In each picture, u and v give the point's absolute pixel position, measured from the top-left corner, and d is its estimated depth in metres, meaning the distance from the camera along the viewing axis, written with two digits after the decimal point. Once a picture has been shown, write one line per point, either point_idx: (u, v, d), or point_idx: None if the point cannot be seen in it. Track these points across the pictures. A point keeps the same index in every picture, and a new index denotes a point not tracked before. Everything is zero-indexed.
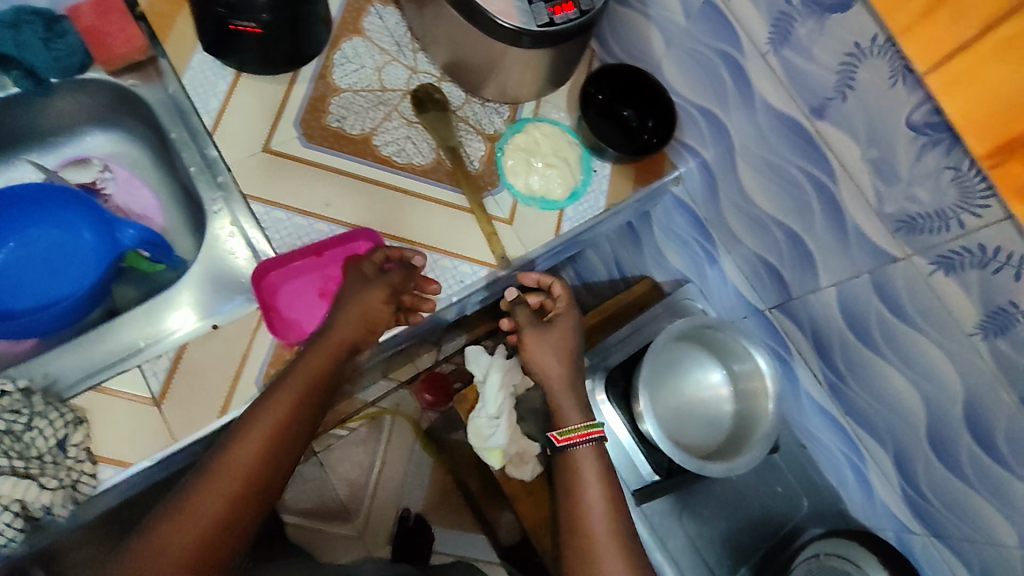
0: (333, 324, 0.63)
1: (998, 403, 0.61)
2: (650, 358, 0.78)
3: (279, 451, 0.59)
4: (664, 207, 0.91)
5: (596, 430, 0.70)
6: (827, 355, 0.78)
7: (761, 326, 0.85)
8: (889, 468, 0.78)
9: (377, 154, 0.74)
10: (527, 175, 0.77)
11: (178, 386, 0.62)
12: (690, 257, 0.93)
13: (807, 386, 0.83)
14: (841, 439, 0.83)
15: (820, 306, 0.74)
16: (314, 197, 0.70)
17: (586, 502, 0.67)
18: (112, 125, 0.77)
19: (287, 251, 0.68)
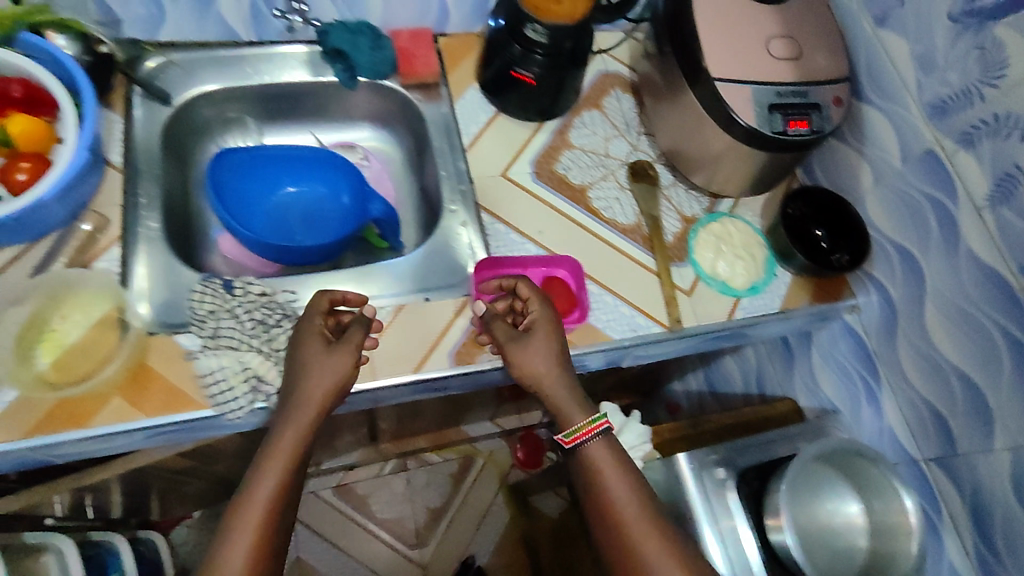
0: (305, 397, 0.62)
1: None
2: (794, 469, 0.77)
3: (276, 530, 0.58)
4: (830, 333, 0.92)
5: (601, 424, 0.68)
6: (986, 527, 0.73)
7: (914, 479, 0.82)
8: None
9: (588, 204, 0.84)
10: (713, 258, 0.83)
11: (388, 335, 0.72)
12: (845, 388, 0.92)
13: (952, 557, 0.77)
14: None
15: (989, 470, 0.72)
16: (530, 222, 0.81)
17: (612, 496, 0.66)
18: (383, 125, 0.94)
19: (497, 257, 0.78)
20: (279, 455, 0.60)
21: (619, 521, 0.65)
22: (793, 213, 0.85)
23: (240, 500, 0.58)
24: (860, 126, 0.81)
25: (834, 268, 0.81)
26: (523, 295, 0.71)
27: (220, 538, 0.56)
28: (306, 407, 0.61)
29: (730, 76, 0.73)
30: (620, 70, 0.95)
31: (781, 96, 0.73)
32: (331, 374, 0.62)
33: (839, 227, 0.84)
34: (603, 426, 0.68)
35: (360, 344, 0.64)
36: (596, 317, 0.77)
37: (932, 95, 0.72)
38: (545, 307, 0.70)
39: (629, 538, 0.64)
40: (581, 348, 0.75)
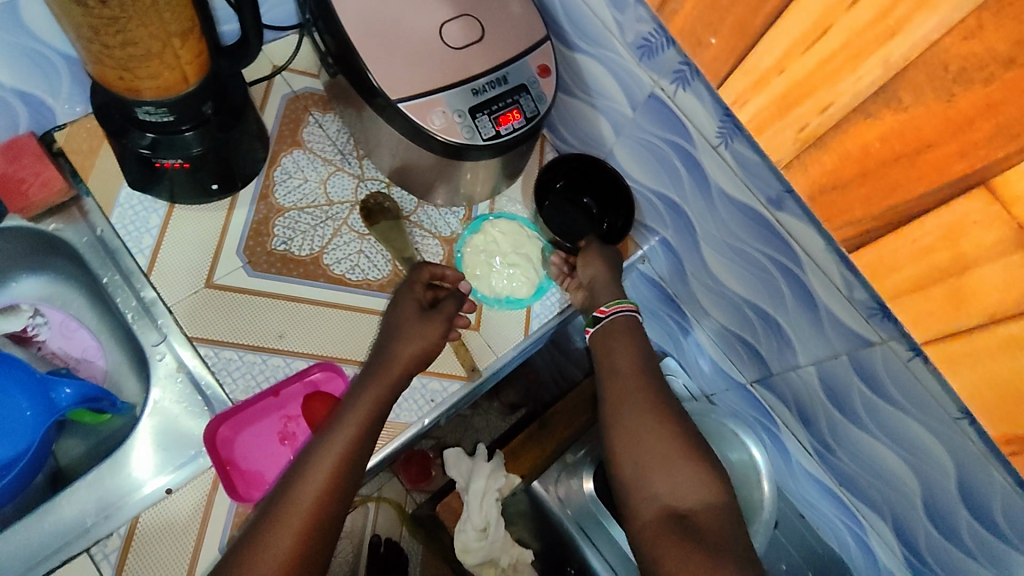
0: (390, 357, 0.63)
1: (991, 482, 0.59)
2: None
3: (337, 501, 0.55)
4: (634, 287, 0.89)
5: (625, 304, 0.68)
6: (815, 426, 0.76)
7: (751, 400, 0.83)
8: (889, 534, 0.76)
9: (328, 274, 0.70)
10: (488, 276, 0.74)
11: (133, 568, 0.57)
12: (663, 329, 0.90)
13: (799, 457, 0.81)
14: (840, 508, 0.81)
15: (801, 381, 0.73)
16: (266, 329, 0.66)
17: (619, 367, 0.64)
18: (41, 267, 0.72)
19: (243, 396, 0.64)
20: (372, 400, 0.60)
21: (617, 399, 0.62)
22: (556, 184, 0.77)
23: (281, 493, 0.54)
24: (581, 75, 0.71)
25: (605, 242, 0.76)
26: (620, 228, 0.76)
27: (253, 534, 0.52)
28: (378, 384, 0.61)
29: (414, 92, 0.61)
30: (309, 86, 0.78)
31: (479, 94, 0.63)
32: (426, 333, 0.64)
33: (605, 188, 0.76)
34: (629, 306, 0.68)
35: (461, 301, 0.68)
36: None
37: (633, 34, 0.61)
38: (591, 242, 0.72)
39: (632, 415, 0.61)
40: (380, 452, 0.66)
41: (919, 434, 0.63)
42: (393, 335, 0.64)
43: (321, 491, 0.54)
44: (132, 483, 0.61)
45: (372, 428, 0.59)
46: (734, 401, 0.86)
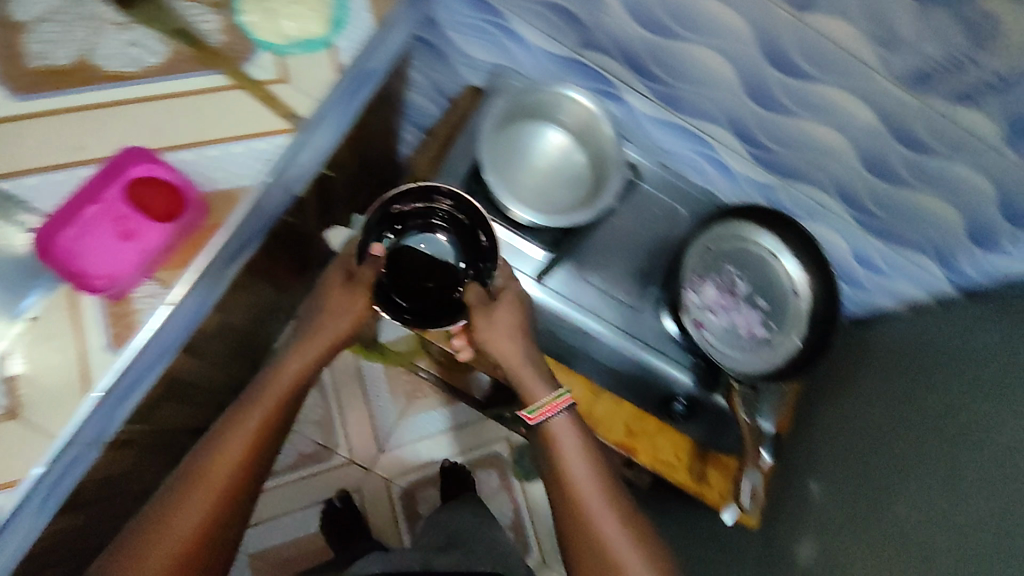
0: (315, 334, 0.73)
1: (779, 24, 0.64)
2: (489, 148, 0.77)
3: (245, 486, 0.64)
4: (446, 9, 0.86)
5: (563, 401, 0.74)
6: (641, 66, 0.80)
7: (588, 69, 0.85)
8: (732, 141, 0.84)
9: (104, 75, 0.66)
10: (275, 24, 0.71)
11: (26, 393, 0.58)
12: (488, 42, 0.89)
13: (638, 106, 0.87)
14: (689, 140, 0.88)
15: (613, 21, 0.75)
16: (64, 144, 0.63)
17: (572, 477, 0.70)
18: None
19: (62, 204, 0.61)
20: (281, 389, 0.69)
21: (586, 532, 0.68)
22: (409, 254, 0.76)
23: (202, 469, 0.62)
24: None
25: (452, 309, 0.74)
26: (502, 271, 0.78)
27: (170, 506, 0.60)
28: (300, 359, 0.72)
29: None
30: None
31: None
32: (342, 320, 0.73)
33: (472, 241, 0.77)
34: (565, 402, 0.74)
35: (371, 280, 0.73)
36: (214, 181, 0.66)
37: None
38: (505, 305, 0.76)
39: (590, 525, 0.68)
40: (231, 218, 0.66)
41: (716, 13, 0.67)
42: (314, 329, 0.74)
43: (235, 469, 0.63)
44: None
45: (273, 423, 0.67)
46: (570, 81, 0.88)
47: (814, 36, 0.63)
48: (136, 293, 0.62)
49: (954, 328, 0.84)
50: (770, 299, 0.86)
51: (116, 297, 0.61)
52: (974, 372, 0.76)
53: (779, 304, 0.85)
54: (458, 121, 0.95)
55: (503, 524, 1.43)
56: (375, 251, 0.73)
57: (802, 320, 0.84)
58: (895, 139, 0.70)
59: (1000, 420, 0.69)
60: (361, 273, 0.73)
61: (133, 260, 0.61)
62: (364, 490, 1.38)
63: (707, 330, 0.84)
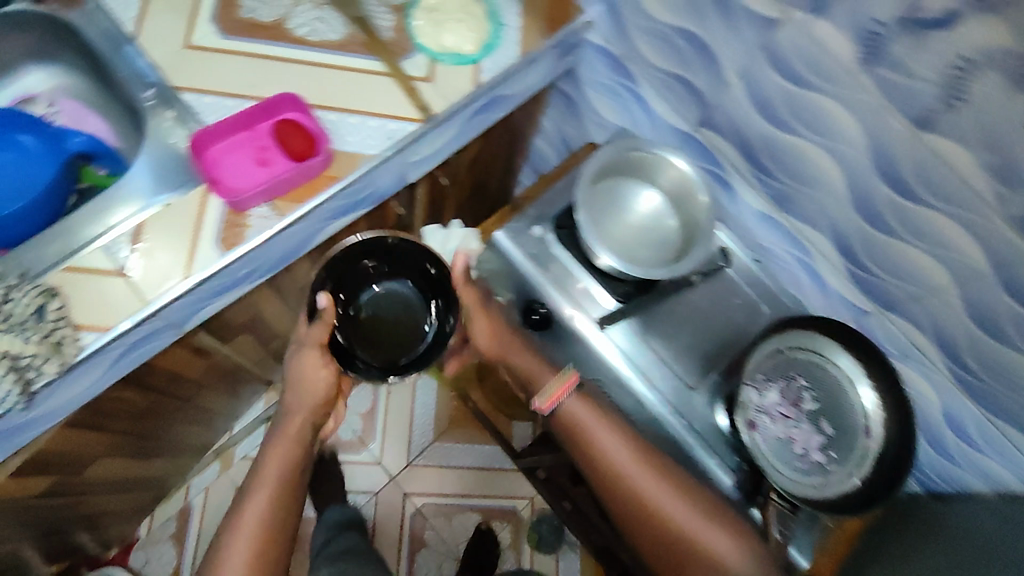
0: (292, 407, 0.76)
1: (895, 136, 0.65)
2: (582, 198, 0.81)
3: (275, 546, 0.71)
4: (605, 64, 0.91)
5: (569, 382, 0.78)
6: (755, 155, 0.81)
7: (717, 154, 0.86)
8: (831, 251, 0.82)
9: (291, 37, 0.77)
10: (439, 35, 0.80)
11: (141, 259, 0.66)
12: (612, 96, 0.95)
13: (748, 198, 0.87)
14: (789, 243, 0.86)
15: (734, 103, 0.78)
16: (239, 82, 0.74)
17: (613, 457, 0.76)
18: (49, 60, 0.81)
19: (219, 123, 0.72)
20: (275, 459, 0.74)
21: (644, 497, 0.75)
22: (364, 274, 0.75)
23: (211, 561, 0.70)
24: None
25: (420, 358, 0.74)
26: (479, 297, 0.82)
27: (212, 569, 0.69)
28: (281, 441, 0.74)
29: None
30: None
31: None
32: (315, 391, 0.74)
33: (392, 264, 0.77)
34: (573, 382, 0.79)
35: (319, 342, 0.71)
36: (342, 138, 0.74)
37: None
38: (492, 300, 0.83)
39: (645, 496, 0.75)
40: (351, 175, 0.73)
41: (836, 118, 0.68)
42: (286, 409, 0.76)
43: (253, 542, 0.70)
44: (123, 214, 0.69)
45: (280, 484, 0.73)
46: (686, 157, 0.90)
47: (930, 156, 0.63)
48: (252, 211, 0.70)
49: None
50: (835, 426, 0.77)
51: (233, 208, 0.69)
52: None
53: (847, 433, 0.77)
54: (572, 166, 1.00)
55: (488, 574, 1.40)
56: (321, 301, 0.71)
57: (866, 463, 0.74)
58: (999, 286, 0.66)
59: None
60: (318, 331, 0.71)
61: (259, 182, 0.69)
62: (379, 496, 1.39)
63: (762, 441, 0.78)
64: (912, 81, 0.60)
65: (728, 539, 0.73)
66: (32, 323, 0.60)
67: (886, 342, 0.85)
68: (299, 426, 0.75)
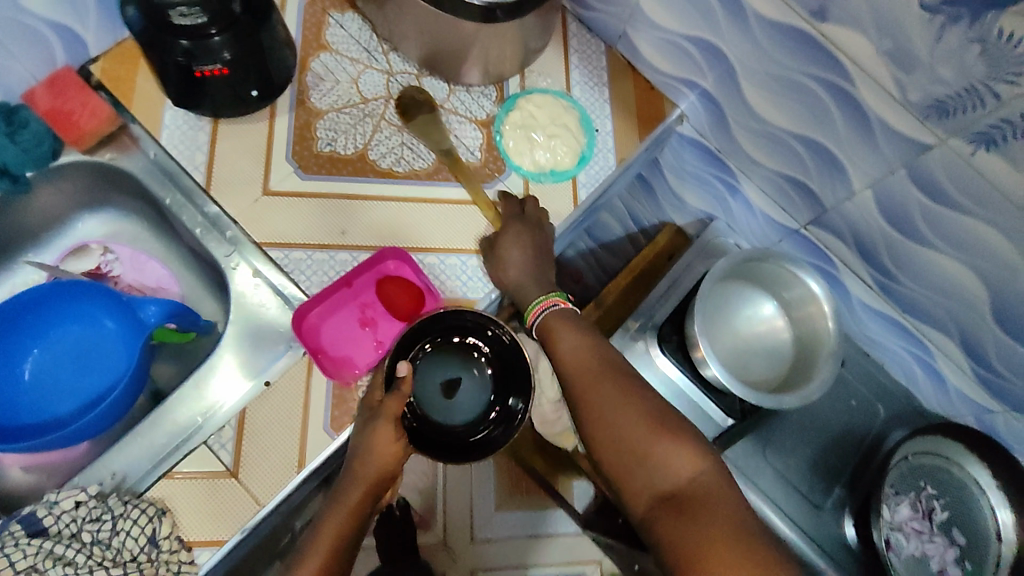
0: (355, 472, 0.55)
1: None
2: (701, 303, 0.77)
3: None
4: (695, 153, 0.85)
5: (553, 301, 0.62)
6: (873, 257, 0.76)
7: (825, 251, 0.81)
8: (956, 352, 0.77)
9: (376, 169, 0.70)
10: (531, 151, 0.74)
11: (249, 455, 0.59)
12: (700, 184, 0.89)
13: (858, 293, 0.82)
14: (904, 339, 0.81)
15: (858, 210, 0.73)
16: (325, 229, 0.67)
17: (566, 354, 0.59)
18: (101, 205, 0.74)
19: (319, 288, 0.65)
20: (322, 558, 0.52)
21: (605, 427, 0.55)
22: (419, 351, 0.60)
23: None
24: None
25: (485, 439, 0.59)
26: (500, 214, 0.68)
27: None
28: (338, 516, 0.54)
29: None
30: None
31: None
32: (380, 463, 0.54)
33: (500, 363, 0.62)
34: (559, 303, 0.62)
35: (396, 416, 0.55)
36: (448, 287, 0.68)
37: None
38: (520, 221, 0.67)
39: (705, 548, 0.48)
40: None
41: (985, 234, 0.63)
42: (346, 477, 0.56)
43: None
44: (224, 387, 0.64)
45: None
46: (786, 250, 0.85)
47: None
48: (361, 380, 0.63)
49: None
50: (968, 535, 0.76)
51: (342, 382, 0.62)
52: None
53: (978, 543, 0.75)
54: (657, 252, 0.94)
55: None
56: (400, 371, 0.55)
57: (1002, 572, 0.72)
58: None
59: None
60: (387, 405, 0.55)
61: (370, 349, 0.64)
62: None
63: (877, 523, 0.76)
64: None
65: (628, 412, 0.54)
66: (149, 563, 0.56)
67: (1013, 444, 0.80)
68: (363, 499, 0.55)
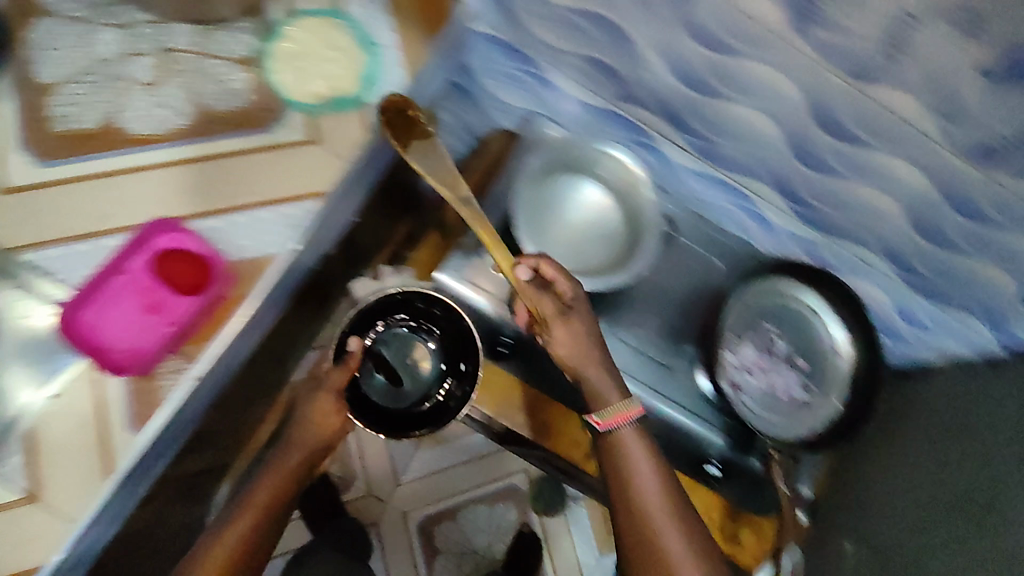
0: (297, 442, 0.75)
1: (830, 86, 0.61)
2: (520, 203, 0.82)
3: None
4: (498, 54, 0.81)
5: (633, 410, 0.68)
6: (682, 120, 0.77)
7: (643, 127, 0.82)
8: (771, 195, 0.81)
9: (126, 136, 0.80)
10: (307, 82, 0.83)
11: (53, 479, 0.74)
12: (505, 77, 0.85)
13: (679, 160, 0.84)
14: (731, 195, 0.85)
15: (653, 77, 0.72)
16: (116, 206, 0.77)
17: (640, 484, 0.65)
18: None
19: (86, 278, 0.76)
20: (255, 502, 0.71)
21: (633, 495, 0.65)
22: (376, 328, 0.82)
23: None
24: None
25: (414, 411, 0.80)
26: (547, 275, 0.71)
27: None
28: (269, 480, 0.73)
29: None
30: None
31: None
32: (311, 432, 0.75)
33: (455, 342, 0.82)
34: (636, 411, 0.68)
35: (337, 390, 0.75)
36: (229, 254, 0.79)
37: None
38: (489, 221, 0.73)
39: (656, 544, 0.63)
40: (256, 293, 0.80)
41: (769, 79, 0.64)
42: (290, 443, 0.75)
43: None
44: (170, 364, 0.77)
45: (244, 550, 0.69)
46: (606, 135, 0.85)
47: (867, 101, 0.60)
48: (165, 364, 0.77)
49: (981, 411, 0.76)
50: (811, 361, 0.81)
51: (151, 367, 0.76)
52: (988, 471, 0.71)
53: (819, 364, 0.81)
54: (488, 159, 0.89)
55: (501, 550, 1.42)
56: (353, 344, 0.78)
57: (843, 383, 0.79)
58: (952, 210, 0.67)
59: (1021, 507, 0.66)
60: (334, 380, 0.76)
61: (165, 329, 0.75)
62: (381, 526, 1.37)
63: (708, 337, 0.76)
64: (846, 38, 0.55)
65: (658, 479, 0.65)
66: None
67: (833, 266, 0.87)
68: (298, 462, 0.74)
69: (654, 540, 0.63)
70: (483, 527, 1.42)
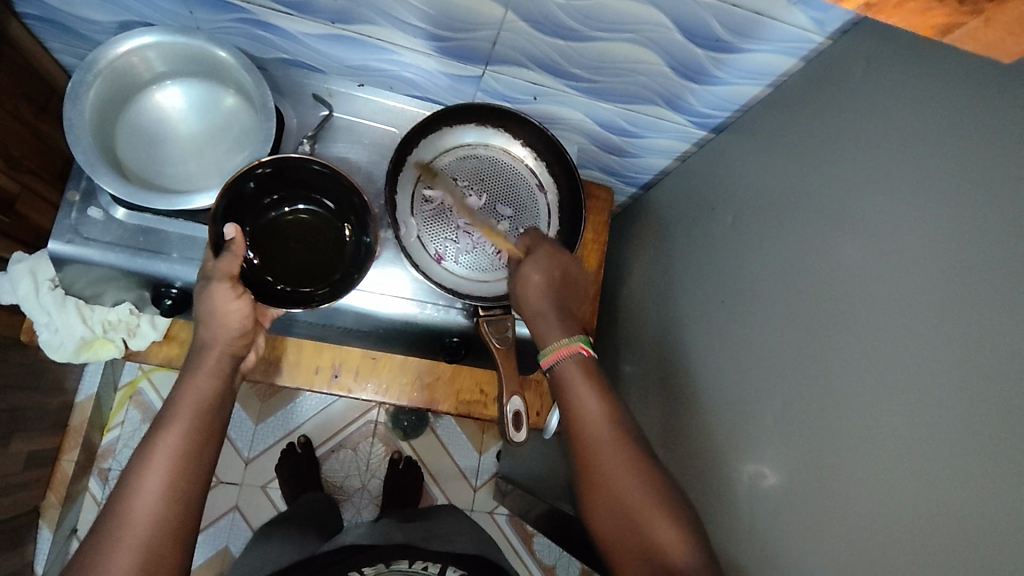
0: (210, 339, 0.63)
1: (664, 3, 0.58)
2: (251, 130, 0.71)
3: (188, 514, 0.56)
4: (289, 15, 0.68)
5: (572, 347, 0.66)
6: (551, 63, 0.71)
7: (493, 61, 0.72)
8: (574, 98, 0.78)
9: None
10: None
11: None
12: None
13: (416, 62, 0.75)
14: (489, 95, 0.81)
15: (518, 28, 0.65)
16: None
17: (529, 291, 0.70)
18: None
19: None
20: (191, 398, 0.60)
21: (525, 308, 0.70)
22: (271, 203, 0.71)
23: (117, 513, 0.53)
24: None
25: (316, 273, 0.71)
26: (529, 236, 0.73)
27: (120, 491, 0.55)
28: (210, 359, 0.63)
29: None
30: None
31: None
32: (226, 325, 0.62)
33: (339, 196, 0.72)
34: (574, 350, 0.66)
35: (231, 274, 0.62)
36: None
37: None
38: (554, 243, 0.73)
39: (605, 466, 0.59)
40: None
41: (618, 40, 0.65)
42: (198, 346, 0.64)
43: (158, 496, 0.55)
44: None
45: (193, 449, 0.58)
46: (419, 67, 0.76)
47: (673, 25, 0.61)
48: None
49: None
50: None
51: None
52: (717, 367, 0.67)
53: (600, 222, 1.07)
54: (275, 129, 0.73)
55: (375, 491, 1.39)
56: (228, 232, 0.63)
57: (622, 229, 1.06)
58: (721, 109, 0.76)
59: (748, 374, 0.61)
60: (224, 263, 0.62)
61: None
62: (241, 506, 1.32)
63: (552, 191, 0.81)
64: None
65: (597, 398, 0.63)
66: None
67: (605, 148, 0.89)
68: (219, 361, 0.63)
69: (574, 397, 0.64)
70: (353, 471, 1.40)
